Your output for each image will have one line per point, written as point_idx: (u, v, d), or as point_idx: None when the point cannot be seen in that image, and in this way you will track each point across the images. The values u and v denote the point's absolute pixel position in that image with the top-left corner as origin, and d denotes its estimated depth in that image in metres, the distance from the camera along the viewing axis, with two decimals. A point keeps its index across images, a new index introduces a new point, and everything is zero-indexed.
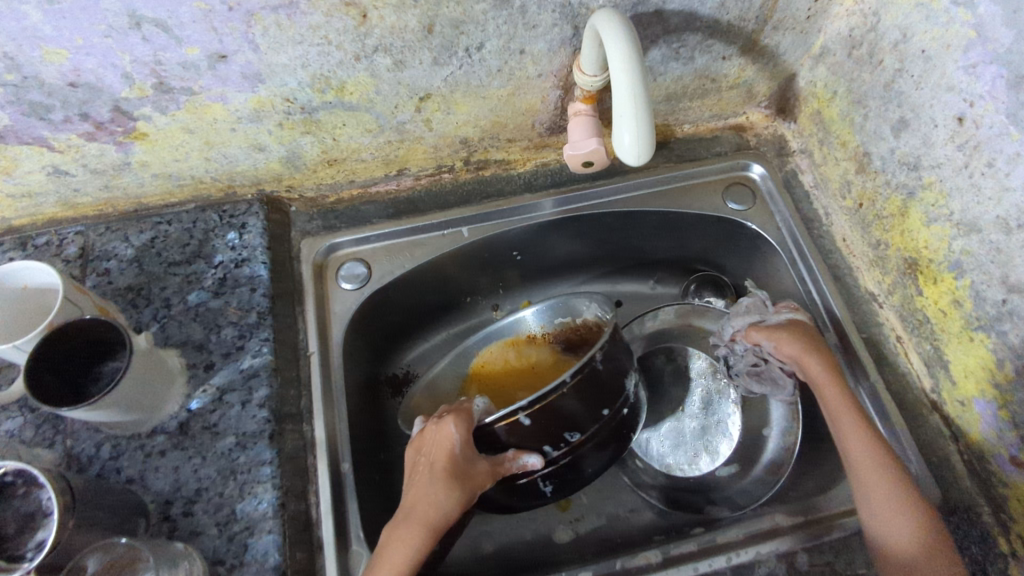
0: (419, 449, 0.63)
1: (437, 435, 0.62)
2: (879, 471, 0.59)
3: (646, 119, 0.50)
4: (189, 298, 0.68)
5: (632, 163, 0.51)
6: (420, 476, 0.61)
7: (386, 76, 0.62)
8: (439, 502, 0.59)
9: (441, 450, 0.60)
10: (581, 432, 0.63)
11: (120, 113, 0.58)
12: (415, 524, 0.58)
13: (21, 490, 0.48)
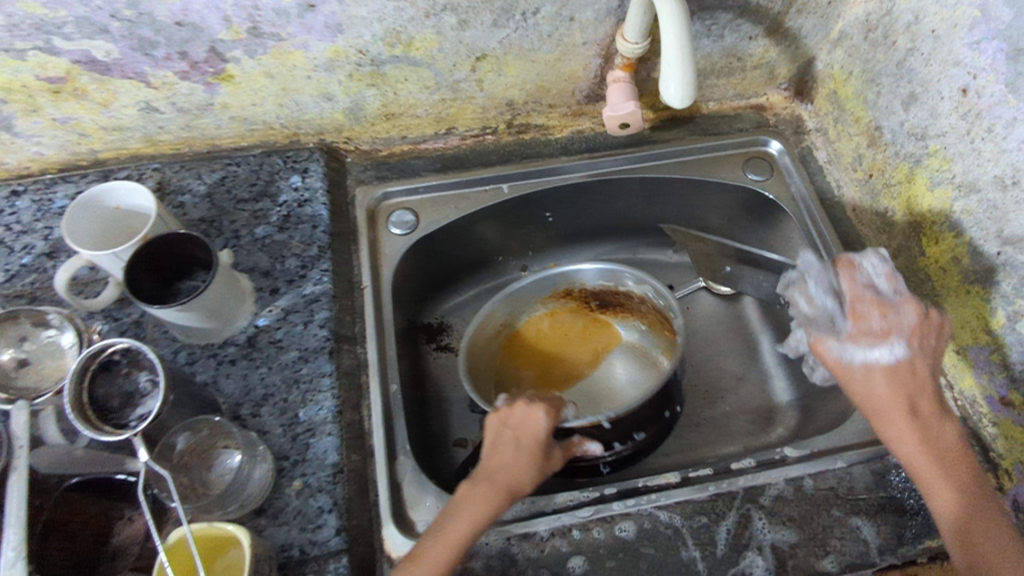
0: (498, 421, 0.66)
1: (526, 416, 0.65)
2: (953, 484, 0.56)
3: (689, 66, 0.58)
4: (256, 231, 0.75)
5: (678, 106, 0.59)
6: (498, 449, 0.63)
7: (450, 34, 0.69)
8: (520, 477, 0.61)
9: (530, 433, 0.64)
10: (645, 432, 0.73)
11: (214, 54, 0.65)
12: (489, 496, 0.60)
13: (125, 370, 0.55)
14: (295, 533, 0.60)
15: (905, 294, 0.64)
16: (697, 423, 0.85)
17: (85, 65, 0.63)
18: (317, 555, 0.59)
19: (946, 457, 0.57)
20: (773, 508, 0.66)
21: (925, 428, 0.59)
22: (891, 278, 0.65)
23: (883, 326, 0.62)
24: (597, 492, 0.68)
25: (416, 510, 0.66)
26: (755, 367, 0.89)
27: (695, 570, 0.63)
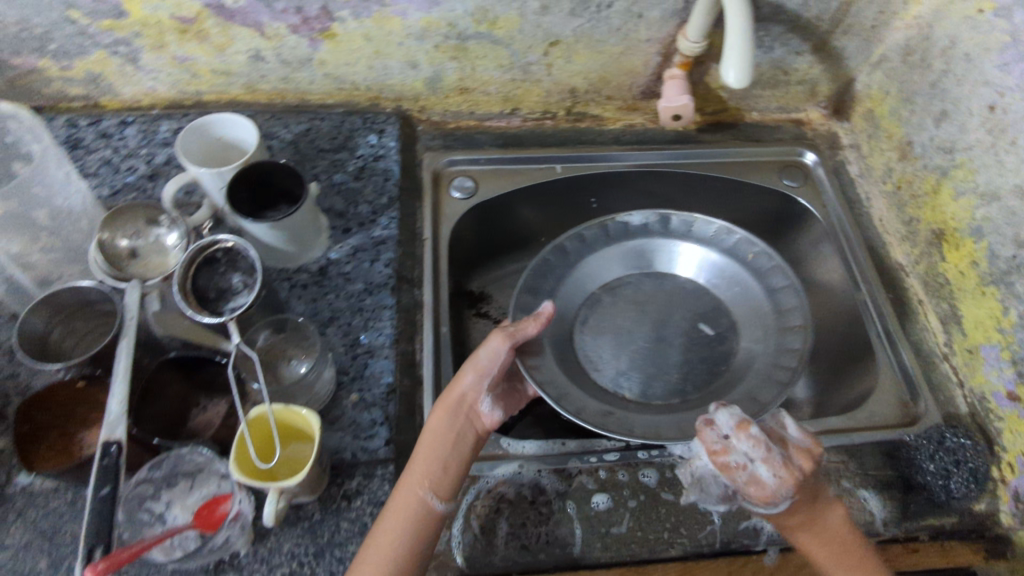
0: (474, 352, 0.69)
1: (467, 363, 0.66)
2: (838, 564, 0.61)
3: (745, 54, 0.68)
4: (334, 178, 0.83)
5: (737, 86, 0.69)
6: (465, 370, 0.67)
7: (531, 17, 0.78)
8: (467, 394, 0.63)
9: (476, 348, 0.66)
10: None
11: (325, 12, 0.74)
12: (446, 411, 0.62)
13: (224, 268, 0.62)
14: (349, 439, 0.65)
15: (782, 473, 0.60)
16: None
17: (214, 9, 0.71)
18: (367, 460, 0.65)
19: (836, 540, 0.62)
20: None
21: (808, 521, 0.62)
22: (767, 460, 0.60)
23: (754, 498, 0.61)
24: (623, 441, 0.73)
25: None
26: None
27: (710, 519, 0.68)
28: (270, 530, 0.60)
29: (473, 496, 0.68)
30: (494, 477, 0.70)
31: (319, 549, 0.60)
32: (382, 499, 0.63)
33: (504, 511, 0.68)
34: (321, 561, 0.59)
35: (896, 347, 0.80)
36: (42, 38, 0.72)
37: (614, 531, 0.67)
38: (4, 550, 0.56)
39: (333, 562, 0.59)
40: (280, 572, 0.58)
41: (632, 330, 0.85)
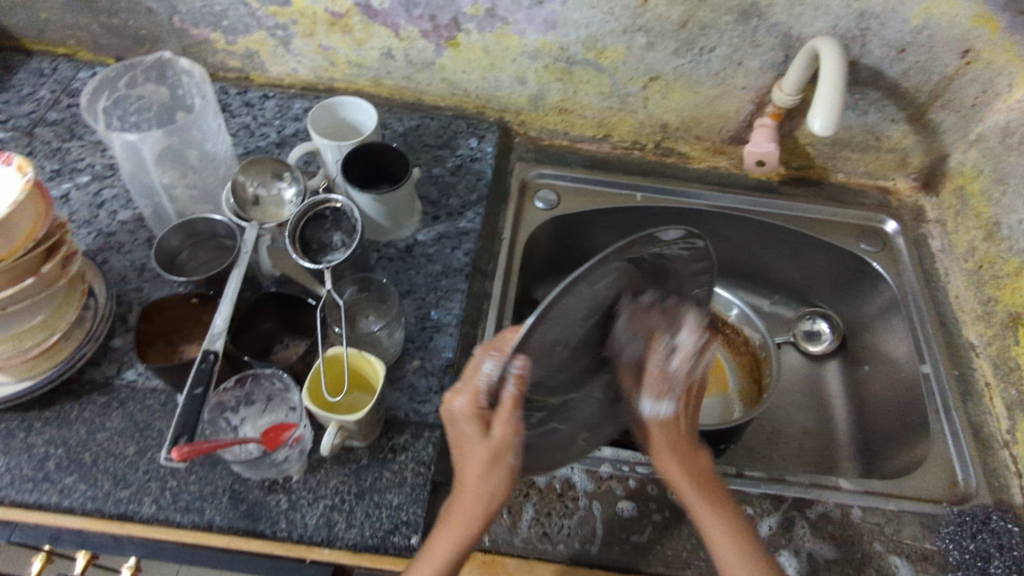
0: (463, 435, 0.53)
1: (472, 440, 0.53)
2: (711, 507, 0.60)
3: (835, 102, 0.72)
4: (433, 171, 0.91)
5: (822, 130, 0.72)
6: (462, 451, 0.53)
7: (637, 51, 0.85)
8: (490, 495, 0.53)
9: (490, 437, 0.51)
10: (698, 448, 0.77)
11: (454, 23, 0.83)
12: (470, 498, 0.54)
13: (330, 224, 0.70)
14: (405, 400, 0.70)
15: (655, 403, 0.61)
16: (762, 456, 0.88)
17: (362, 8, 0.82)
18: (418, 421, 0.69)
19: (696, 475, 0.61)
20: (817, 523, 0.69)
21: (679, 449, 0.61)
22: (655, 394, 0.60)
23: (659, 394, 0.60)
24: None
25: None
26: (827, 422, 0.93)
27: None
28: (322, 464, 0.65)
29: None
30: None
31: (361, 490, 0.64)
32: (424, 458, 0.66)
33: (531, 496, 0.67)
34: (360, 502, 0.63)
35: (955, 423, 0.78)
36: (219, 16, 0.85)
37: (635, 539, 0.66)
38: (103, 429, 0.64)
39: (370, 505, 0.63)
40: (323, 503, 0.63)
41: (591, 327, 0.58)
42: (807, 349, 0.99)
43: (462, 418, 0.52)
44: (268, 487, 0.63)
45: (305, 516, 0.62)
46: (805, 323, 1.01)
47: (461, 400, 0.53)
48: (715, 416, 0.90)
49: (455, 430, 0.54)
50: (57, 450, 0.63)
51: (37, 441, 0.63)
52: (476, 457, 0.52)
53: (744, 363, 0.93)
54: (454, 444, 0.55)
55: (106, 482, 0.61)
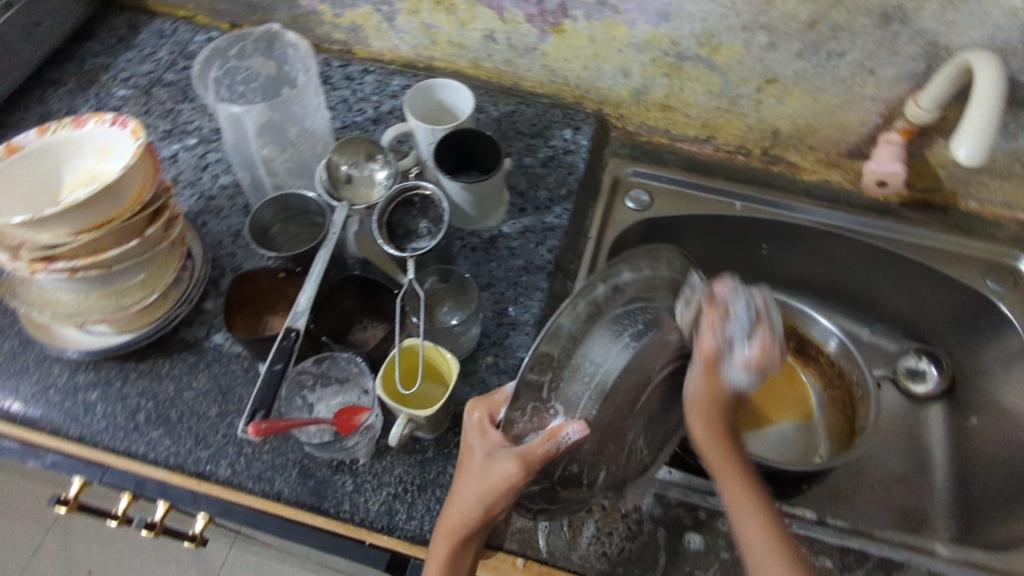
0: (463, 510, 0.53)
1: (480, 471, 0.51)
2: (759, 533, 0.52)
3: (984, 126, 0.64)
4: (524, 160, 0.89)
5: (966, 160, 0.65)
6: (443, 535, 0.55)
7: (755, 50, 0.78)
8: (466, 515, 0.53)
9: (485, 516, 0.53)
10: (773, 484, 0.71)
11: (562, 8, 0.81)
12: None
13: (417, 211, 0.70)
14: (475, 396, 0.69)
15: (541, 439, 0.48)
16: (846, 498, 0.82)
17: None
18: None
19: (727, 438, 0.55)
20: None
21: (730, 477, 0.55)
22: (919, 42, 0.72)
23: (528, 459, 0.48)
24: None
25: None
26: (920, 470, 0.85)
27: None
28: (389, 450, 0.65)
29: None
30: None
31: (424, 483, 0.63)
32: None
33: (594, 513, 0.65)
34: (422, 495, 0.63)
35: None
36: None
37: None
38: (190, 389, 0.67)
39: (433, 499, 0.63)
40: (386, 490, 0.63)
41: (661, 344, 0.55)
42: (909, 388, 0.91)
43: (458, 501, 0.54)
44: (335, 466, 0.64)
45: (368, 501, 0.62)
46: (907, 358, 0.93)
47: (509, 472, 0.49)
48: (795, 450, 0.83)
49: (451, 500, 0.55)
50: (148, 403, 0.66)
51: (131, 391, 0.67)
52: (447, 547, 0.54)
53: (835, 398, 0.87)
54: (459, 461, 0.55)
55: (188, 441, 0.64)
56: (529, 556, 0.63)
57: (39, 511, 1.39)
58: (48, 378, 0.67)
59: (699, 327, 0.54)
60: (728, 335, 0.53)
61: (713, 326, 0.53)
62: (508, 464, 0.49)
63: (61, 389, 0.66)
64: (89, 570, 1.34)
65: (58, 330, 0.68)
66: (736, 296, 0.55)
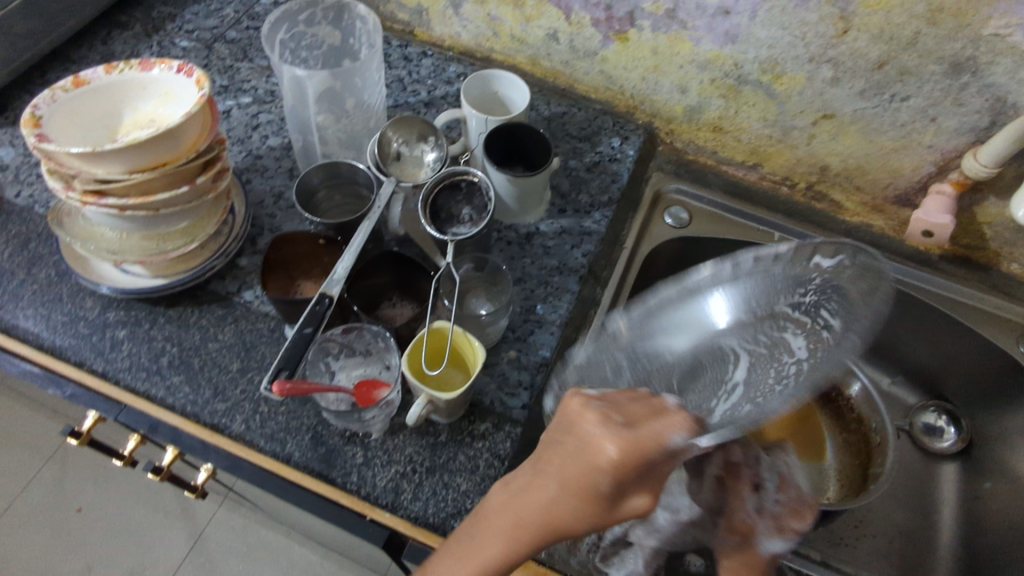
0: (538, 506, 0.45)
1: (582, 463, 0.43)
2: None
3: None
4: (570, 162, 0.89)
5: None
6: (496, 532, 0.47)
7: (818, 84, 0.78)
8: (549, 509, 0.44)
9: (563, 527, 0.45)
10: None
11: (630, 17, 0.81)
12: (478, 571, 0.47)
13: (462, 196, 0.71)
14: (493, 387, 0.69)
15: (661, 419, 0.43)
16: (846, 543, 0.81)
17: None
18: (501, 413, 0.67)
19: None
20: None
21: None
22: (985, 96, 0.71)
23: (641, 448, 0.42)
24: None
25: None
26: (926, 527, 0.84)
27: None
28: (403, 429, 0.65)
29: None
30: None
31: (433, 466, 0.64)
32: (499, 451, 0.65)
33: None
34: (429, 478, 0.63)
35: None
36: None
37: None
38: (214, 340, 0.68)
39: (439, 484, 0.63)
40: (395, 467, 0.63)
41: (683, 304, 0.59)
42: (924, 441, 0.90)
43: (535, 494, 0.45)
44: (348, 436, 0.64)
45: (375, 476, 0.63)
46: (926, 412, 0.92)
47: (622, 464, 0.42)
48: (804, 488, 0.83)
49: (521, 489, 0.46)
50: (172, 349, 0.67)
51: (158, 334, 0.67)
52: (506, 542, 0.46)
53: (850, 442, 0.86)
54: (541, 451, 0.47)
55: (208, 392, 0.65)
56: (527, 554, 0.63)
57: (39, 443, 1.40)
58: (79, 310, 0.67)
59: (737, 496, 0.62)
60: (763, 507, 0.61)
61: (750, 488, 0.62)
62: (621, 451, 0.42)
63: (90, 323, 0.67)
64: (80, 508, 1.34)
65: (96, 265, 0.69)
66: (760, 467, 0.65)
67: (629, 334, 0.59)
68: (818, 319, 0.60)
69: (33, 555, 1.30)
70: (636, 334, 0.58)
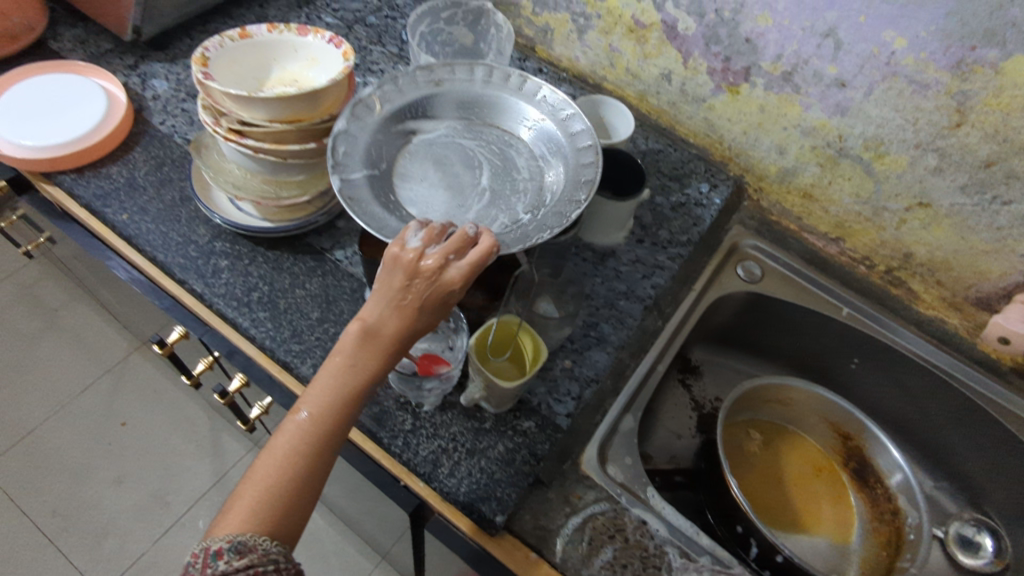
0: (382, 326, 0.50)
1: (417, 281, 0.50)
2: None
3: None
4: (656, 198, 0.92)
5: None
6: (342, 361, 0.50)
7: (919, 170, 0.79)
8: (387, 325, 0.50)
9: (411, 338, 0.51)
10: None
11: (746, 72, 0.84)
12: (327, 394, 0.50)
13: None
14: (543, 391, 0.72)
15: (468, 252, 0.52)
16: None
17: (666, 25, 0.86)
18: (545, 415, 0.70)
19: None
20: None
21: None
22: None
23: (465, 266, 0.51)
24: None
25: (614, 455, 0.74)
26: None
27: None
28: (453, 408, 0.69)
29: (599, 509, 0.68)
30: (631, 513, 0.69)
31: (473, 449, 0.66)
32: (537, 451, 0.67)
33: (615, 541, 0.66)
34: (468, 459, 0.66)
35: None
36: None
37: None
38: (301, 288, 0.73)
39: (476, 467, 0.65)
40: (438, 442, 0.66)
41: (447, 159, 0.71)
42: (956, 555, 0.85)
43: (399, 323, 0.50)
44: (401, 403, 0.68)
45: (419, 445, 0.66)
46: (964, 524, 0.88)
47: (450, 273, 0.50)
48: (822, 564, 0.81)
49: (380, 322, 0.50)
50: (263, 287, 0.72)
51: (253, 271, 0.73)
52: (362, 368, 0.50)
53: (879, 533, 0.84)
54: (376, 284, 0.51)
55: (286, 332, 0.69)
56: (543, 555, 0.64)
57: (101, 352, 1.48)
58: (192, 236, 0.74)
59: None
60: None
61: None
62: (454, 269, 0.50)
63: (199, 248, 0.73)
64: (123, 422, 1.40)
65: (215, 197, 0.75)
66: None
67: (375, 121, 0.70)
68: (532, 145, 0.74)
69: (68, 454, 1.34)
70: (388, 119, 0.71)
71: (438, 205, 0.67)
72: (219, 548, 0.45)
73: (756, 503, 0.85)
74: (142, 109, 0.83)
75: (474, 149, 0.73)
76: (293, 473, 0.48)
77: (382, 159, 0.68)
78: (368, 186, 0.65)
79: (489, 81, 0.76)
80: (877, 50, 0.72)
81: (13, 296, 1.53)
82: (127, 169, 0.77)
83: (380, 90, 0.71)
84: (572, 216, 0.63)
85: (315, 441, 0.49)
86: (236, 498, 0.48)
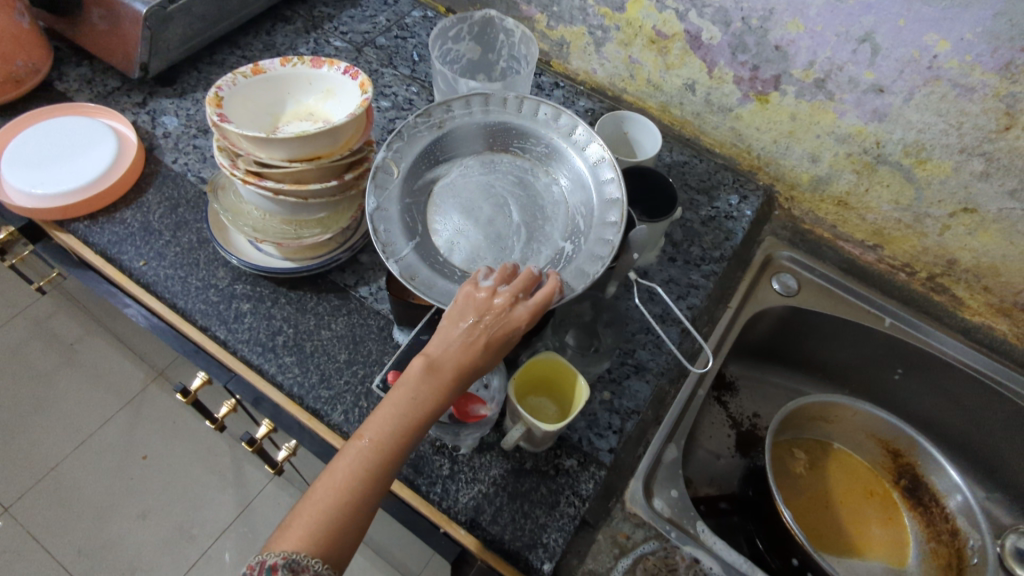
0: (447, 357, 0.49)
1: (485, 315, 0.50)
2: None
3: None
4: (685, 213, 0.89)
5: None
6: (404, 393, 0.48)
7: (963, 175, 0.74)
8: (453, 357, 0.49)
9: (473, 375, 0.50)
10: None
11: (775, 80, 0.81)
12: (388, 425, 0.47)
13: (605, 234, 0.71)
14: (583, 426, 0.69)
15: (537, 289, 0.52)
16: None
17: (690, 35, 0.83)
18: (588, 452, 0.67)
19: None
20: None
21: None
22: None
23: (533, 302, 0.51)
24: None
25: (659, 489, 0.71)
26: None
27: None
28: (491, 449, 0.66)
29: (649, 549, 0.65)
30: (682, 551, 0.65)
31: (514, 493, 0.64)
32: (580, 491, 0.64)
33: None
34: (510, 504, 0.63)
35: None
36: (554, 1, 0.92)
37: None
38: (327, 329, 0.70)
39: (519, 512, 0.62)
40: (478, 487, 0.64)
41: (476, 204, 0.69)
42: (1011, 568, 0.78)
43: (462, 357, 0.49)
44: (437, 447, 0.65)
45: (458, 492, 0.63)
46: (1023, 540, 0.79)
47: (519, 310, 0.50)
48: None
49: (445, 356, 0.49)
50: (288, 330, 0.69)
51: (276, 313, 0.70)
52: (423, 402, 0.48)
53: (938, 554, 0.81)
54: (445, 319, 0.51)
55: (314, 376, 0.66)
56: None
57: (120, 385, 1.47)
58: (212, 279, 0.71)
59: None
60: None
61: None
62: (524, 308, 0.50)
63: (220, 291, 0.71)
64: (144, 455, 1.38)
65: (235, 239, 0.73)
66: None
67: (398, 184, 0.66)
68: (546, 164, 0.72)
69: (91, 491, 1.32)
70: (408, 178, 0.67)
71: (483, 256, 0.65)
72: (274, 563, 0.43)
73: (805, 531, 0.82)
74: (152, 148, 0.81)
75: (493, 183, 0.70)
76: (347, 504, 0.45)
77: (417, 222, 0.65)
78: (419, 258, 0.62)
79: (487, 110, 0.72)
80: (918, 54, 0.68)
81: (29, 332, 1.51)
82: (142, 212, 0.75)
83: (390, 149, 0.66)
84: (616, 239, 0.62)
85: (373, 470, 0.46)
86: (292, 518, 0.45)
